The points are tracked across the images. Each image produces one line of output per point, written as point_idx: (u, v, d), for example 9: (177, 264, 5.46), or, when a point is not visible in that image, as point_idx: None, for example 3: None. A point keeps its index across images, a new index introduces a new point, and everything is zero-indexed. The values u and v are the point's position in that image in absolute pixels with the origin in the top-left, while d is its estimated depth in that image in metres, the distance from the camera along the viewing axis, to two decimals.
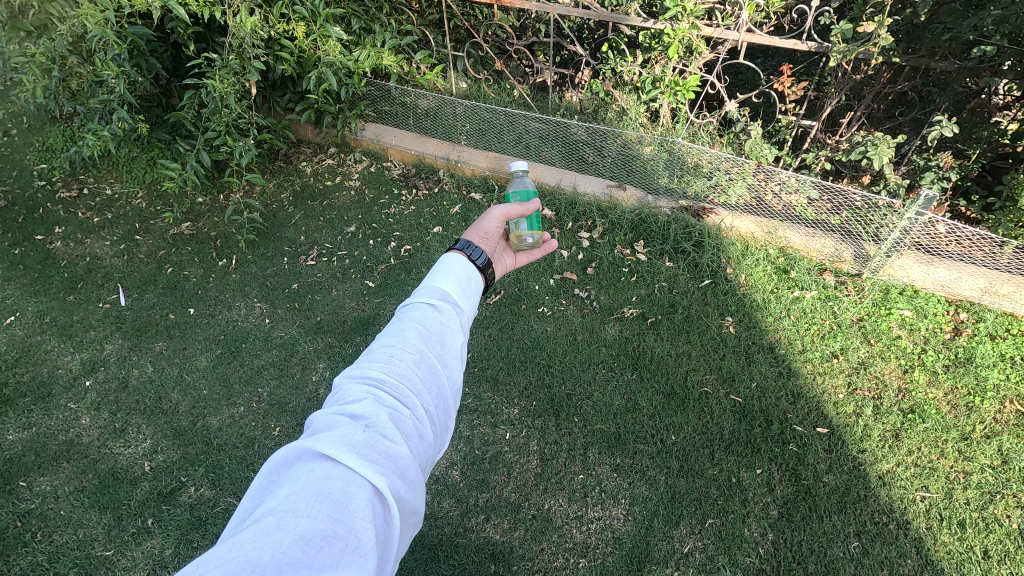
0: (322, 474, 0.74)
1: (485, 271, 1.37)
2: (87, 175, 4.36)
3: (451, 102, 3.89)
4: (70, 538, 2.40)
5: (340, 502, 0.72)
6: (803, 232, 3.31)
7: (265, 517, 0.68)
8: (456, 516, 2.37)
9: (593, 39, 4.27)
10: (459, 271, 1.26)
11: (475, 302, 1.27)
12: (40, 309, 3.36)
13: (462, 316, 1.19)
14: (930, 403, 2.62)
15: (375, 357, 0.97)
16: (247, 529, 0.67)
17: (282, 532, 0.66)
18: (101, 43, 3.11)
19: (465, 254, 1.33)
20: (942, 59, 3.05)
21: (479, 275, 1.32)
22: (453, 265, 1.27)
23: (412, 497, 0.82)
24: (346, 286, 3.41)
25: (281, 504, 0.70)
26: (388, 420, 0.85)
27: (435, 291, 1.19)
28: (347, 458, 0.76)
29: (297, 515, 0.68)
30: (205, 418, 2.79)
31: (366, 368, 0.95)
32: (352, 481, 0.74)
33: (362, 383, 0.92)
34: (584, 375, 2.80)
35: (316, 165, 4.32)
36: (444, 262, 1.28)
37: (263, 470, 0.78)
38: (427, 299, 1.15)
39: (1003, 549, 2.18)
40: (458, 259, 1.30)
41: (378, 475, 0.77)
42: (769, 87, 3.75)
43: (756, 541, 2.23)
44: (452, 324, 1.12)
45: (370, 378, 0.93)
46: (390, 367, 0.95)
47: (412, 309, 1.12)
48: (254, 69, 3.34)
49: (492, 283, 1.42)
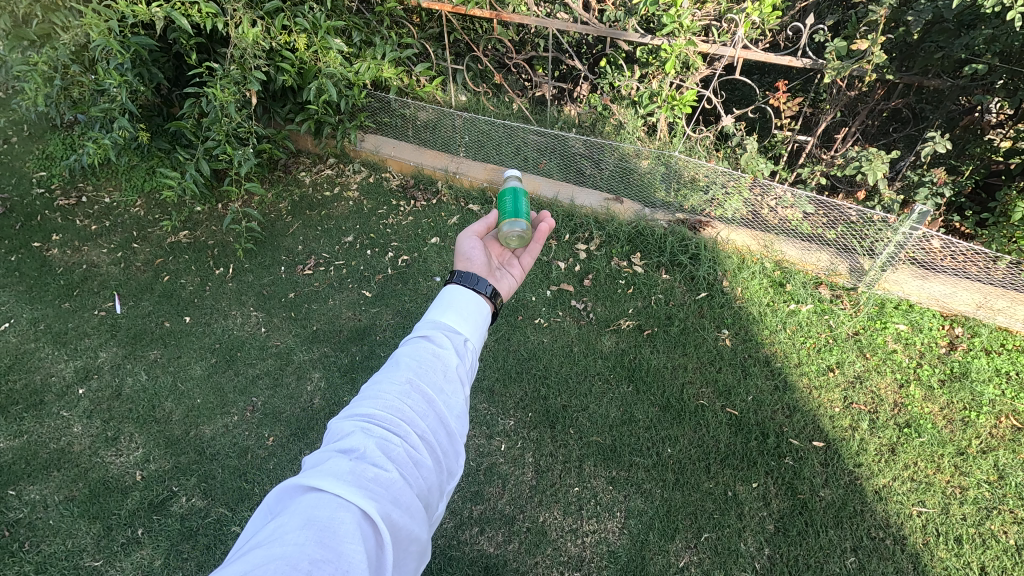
0: (310, 504, 0.75)
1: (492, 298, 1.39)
2: (86, 183, 4.38)
3: (450, 114, 3.92)
4: (59, 548, 2.37)
5: (326, 530, 0.72)
6: (799, 246, 3.34)
7: (252, 551, 0.69)
8: (449, 528, 2.35)
9: (592, 54, 4.32)
10: (461, 300, 1.26)
11: (482, 323, 1.27)
12: (36, 316, 3.35)
13: (466, 338, 1.18)
14: (925, 418, 2.61)
15: (368, 392, 0.98)
16: (235, 563, 0.68)
17: (265, 564, 0.67)
18: (104, 52, 3.13)
19: (463, 279, 1.36)
20: (934, 77, 3.07)
21: (486, 302, 1.32)
22: (455, 298, 1.26)
23: (408, 522, 0.81)
24: (343, 296, 3.41)
25: (265, 541, 0.70)
26: (378, 448, 0.85)
27: (433, 322, 1.19)
28: (332, 484, 0.77)
29: (283, 544, 0.69)
30: (199, 427, 2.77)
31: (358, 403, 0.96)
32: (340, 506, 0.75)
33: (352, 416, 0.93)
34: (580, 388, 2.79)
35: (315, 175, 4.35)
36: (445, 292, 1.29)
37: (256, 512, 0.79)
38: (425, 328, 1.17)
39: (1000, 565, 2.16)
40: (459, 288, 1.30)
41: (366, 499, 0.77)
42: (765, 102, 3.79)
43: (752, 556, 2.21)
44: (449, 350, 1.12)
45: (362, 412, 0.93)
46: (382, 397, 0.96)
47: (409, 339, 1.14)
48: (255, 80, 3.35)
49: (499, 311, 1.43)
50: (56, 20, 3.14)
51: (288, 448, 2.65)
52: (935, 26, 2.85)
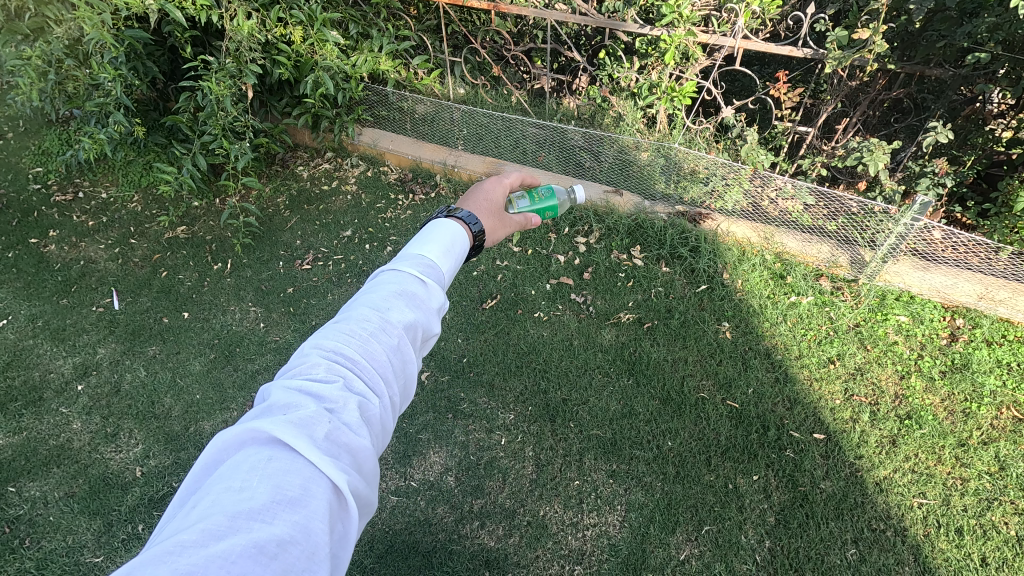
0: (280, 469, 0.72)
1: (478, 239, 1.39)
2: (82, 178, 4.36)
3: (448, 107, 3.89)
4: (60, 544, 2.37)
5: (297, 502, 0.71)
6: (799, 238, 3.32)
7: (215, 515, 0.66)
8: (450, 522, 2.35)
9: (591, 46, 4.28)
10: (445, 245, 1.24)
11: (456, 269, 1.27)
12: (34, 312, 3.34)
13: (444, 288, 1.17)
14: (927, 409, 2.61)
15: (348, 334, 0.94)
16: (193, 525, 0.65)
17: (231, 538, 0.64)
18: (97, 46, 3.09)
19: (451, 222, 1.32)
20: (936, 67, 3.04)
21: (465, 241, 1.31)
22: (439, 241, 1.24)
23: (367, 493, 0.81)
24: (342, 291, 3.39)
25: (230, 505, 0.68)
26: (354, 411, 0.84)
27: (421, 264, 1.16)
28: (307, 450, 0.75)
29: (252, 513, 0.67)
30: (198, 423, 2.77)
31: (336, 344, 0.92)
32: (312, 479, 0.73)
33: (326, 360, 0.89)
34: (580, 381, 2.79)
35: (313, 169, 4.32)
36: (435, 230, 1.26)
37: (209, 447, 0.76)
38: (409, 268, 1.13)
39: (1001, 556, 2.15)
40: (450, 231, 1.28)
41: (338, 475, 0.75)
42: (765, 93, 3.77)
43: (753, 548, 2.21)
44: (432, 305, 1.10)
45: (340, 359, 0.90)
46: (363, 349, 0.93)
47: (391, 277, 1.10)
48: (251, 73, 3.32)
49: (478, 249, 1.43)
50: (49, 13, 3.11)
51: None
52: (936, 15, 2.81)
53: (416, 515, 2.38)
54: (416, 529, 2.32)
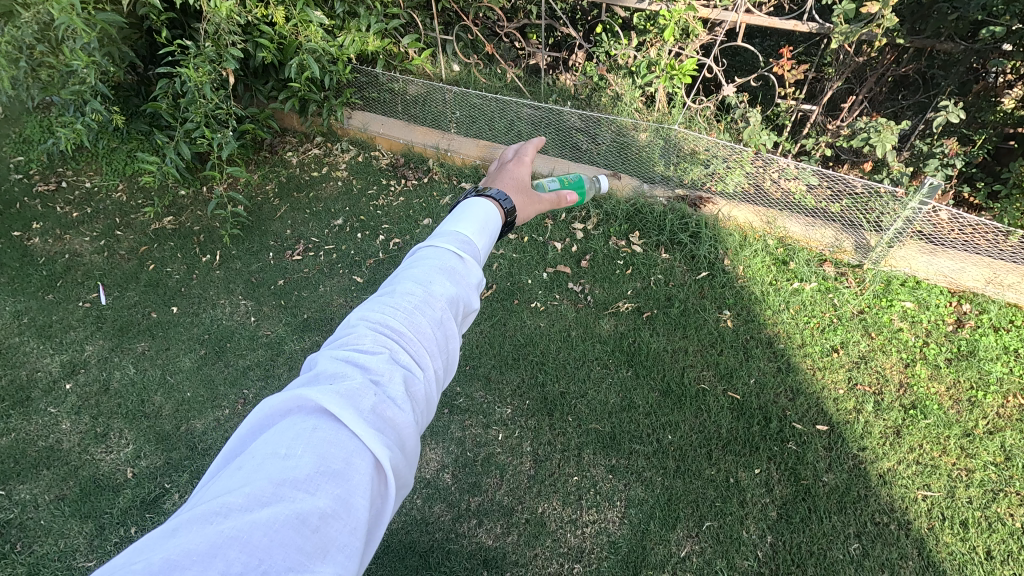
0: (325, 438, 0.66)
1: (509, 218, 1.29)
2: (65, 167, 4.24)
3: (439, 87, 3.76)
4: (51, 548, 2.33)
5: (340, 476, 0.64)
6: (803, 221, 3.22)
7: (258, 482, 0.61)
8: (447, 521, 2.31)
9: (587, 21, 4.12)
10: (480, 221, 1.15)
11: (492, 248, 1.17)
12: (19, 309, 3.25)
13: (481, 266, 1.08)
14: (932, 398, 2.56)
15: (393, 304, 0.87)
16: (235, 491, 0.60)
17: (275, 506, 0.59)
18: (68, 31, 2.94)
19: (485, 201, 1.22)
20: (947, 40, 2.93)
21: (497, 218, 1.22)
22: (474, 216, 1.15)
23: (410, 469, 0.74)
24: (334, 282, 3.31)
25: (274, 472, 0.62)
26: (399, 383, 0.76)
27: (459, 239, 1.07)
28: (352, 422, 0.68)
29: (295, 484, 0.61)
30: (189, 422, 2.71)
31: (380, 314, 0.85)
32: (357, 451, 0.67)
33: (370, 332, 0.82)
34: (578, 373, 2.73)
35: (302, 155, 4.20)
36: (469, 206, 1.18)
37: (252, 413, 0.71)
38: (447, 244, 1.04)
39: (1006, 549, 2.12)
40: (484, 206, 1.19)
41: (382, 448, 0.69)
42: (769, 70, 3.62)
43: (755, 544, 2.17)
44: (473, 280, 1.01)
45: (385, 330, 0.83)
46: (407, 320, 0.85)
47: (430, 251, 1.02)
48: (231, 57, 3.17)
49: (512, 227, 1.32)
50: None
51: None
52: None
53: (413, 514, 2.34)
54: (412, 528, 2.28)
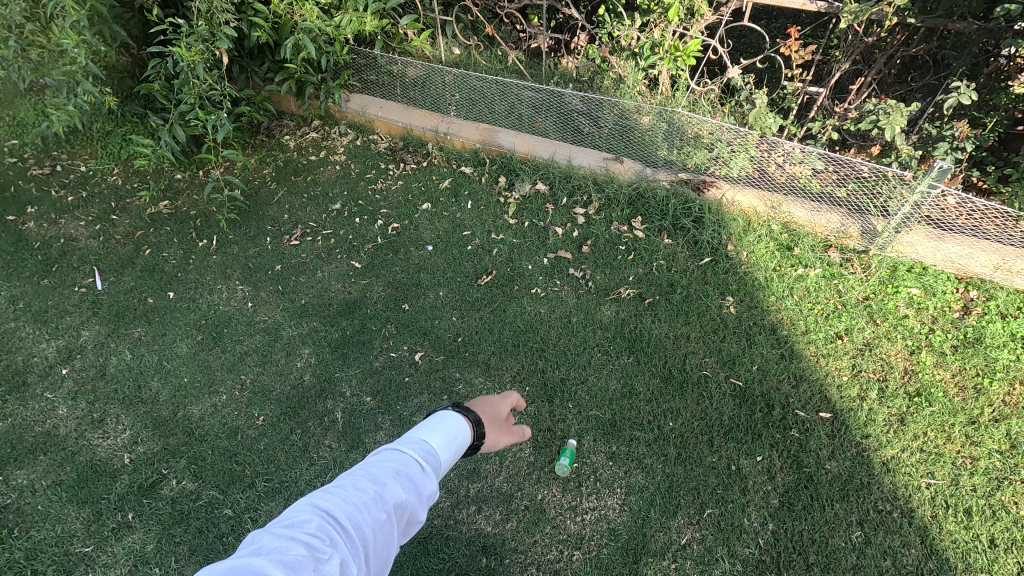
0: None
1: (477, 444, 1.20)
2: (60, 151, 4.18)
3: (440, 69, 3.70)
4: (49, 534, 2.31)
5: None
6: (808, 206, 3.17)
7: None
8: (446, 507, 2.30)
9: (590, 2, 4.04)
10: (451, 429, 1.11)
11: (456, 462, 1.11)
12: (14, 293, 3.22)
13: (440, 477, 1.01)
14: (937, 385, 2.53)
15: (346, 494, 0.83)
16: None
17: None
18: (57, 9, 2.88)
19: (458, 414, 1.18)
20: (959, 20, 2.87)
21: (469, 434, 1.17)
22: (448, 424, 1.12)
23: None
24: (332, 267, 3.27)
25: None
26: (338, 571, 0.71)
27: (424, 446, 1.03)
28: None
29: None
30: (187, 407, 2.69)
31: (331, 500, 0.81)
32: None
33: (318, 514, 0.78)
34: (579, 360, 2.70)
35: (300, 138, 4.14)
36: (444, 417, 1.14)
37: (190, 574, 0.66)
38: (411, 449, 1.00)
39: (1010, 537, 2.10)
40: (457, 418, 1.16)
41: None
42: (775, 51, 3.55)
43: (756, 532, 2.15)
44: (430, 482, 0.95)
45: (335, 516, 0.79)
46: (358, 511, 0.81)
47: (392, 452, 0.97)
48: (225, 37, 3.10)
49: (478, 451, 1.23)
50: None
51: (279, 430, 2.56)
52: None
53: None
54: None
